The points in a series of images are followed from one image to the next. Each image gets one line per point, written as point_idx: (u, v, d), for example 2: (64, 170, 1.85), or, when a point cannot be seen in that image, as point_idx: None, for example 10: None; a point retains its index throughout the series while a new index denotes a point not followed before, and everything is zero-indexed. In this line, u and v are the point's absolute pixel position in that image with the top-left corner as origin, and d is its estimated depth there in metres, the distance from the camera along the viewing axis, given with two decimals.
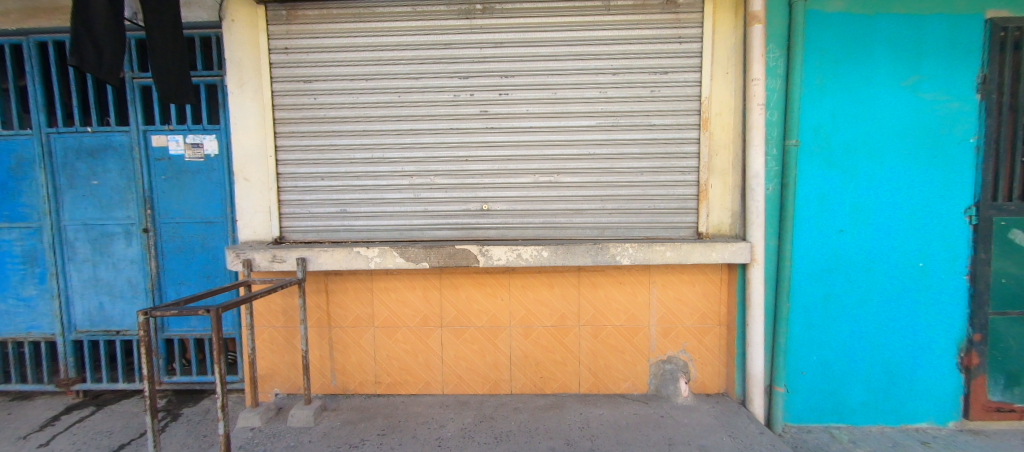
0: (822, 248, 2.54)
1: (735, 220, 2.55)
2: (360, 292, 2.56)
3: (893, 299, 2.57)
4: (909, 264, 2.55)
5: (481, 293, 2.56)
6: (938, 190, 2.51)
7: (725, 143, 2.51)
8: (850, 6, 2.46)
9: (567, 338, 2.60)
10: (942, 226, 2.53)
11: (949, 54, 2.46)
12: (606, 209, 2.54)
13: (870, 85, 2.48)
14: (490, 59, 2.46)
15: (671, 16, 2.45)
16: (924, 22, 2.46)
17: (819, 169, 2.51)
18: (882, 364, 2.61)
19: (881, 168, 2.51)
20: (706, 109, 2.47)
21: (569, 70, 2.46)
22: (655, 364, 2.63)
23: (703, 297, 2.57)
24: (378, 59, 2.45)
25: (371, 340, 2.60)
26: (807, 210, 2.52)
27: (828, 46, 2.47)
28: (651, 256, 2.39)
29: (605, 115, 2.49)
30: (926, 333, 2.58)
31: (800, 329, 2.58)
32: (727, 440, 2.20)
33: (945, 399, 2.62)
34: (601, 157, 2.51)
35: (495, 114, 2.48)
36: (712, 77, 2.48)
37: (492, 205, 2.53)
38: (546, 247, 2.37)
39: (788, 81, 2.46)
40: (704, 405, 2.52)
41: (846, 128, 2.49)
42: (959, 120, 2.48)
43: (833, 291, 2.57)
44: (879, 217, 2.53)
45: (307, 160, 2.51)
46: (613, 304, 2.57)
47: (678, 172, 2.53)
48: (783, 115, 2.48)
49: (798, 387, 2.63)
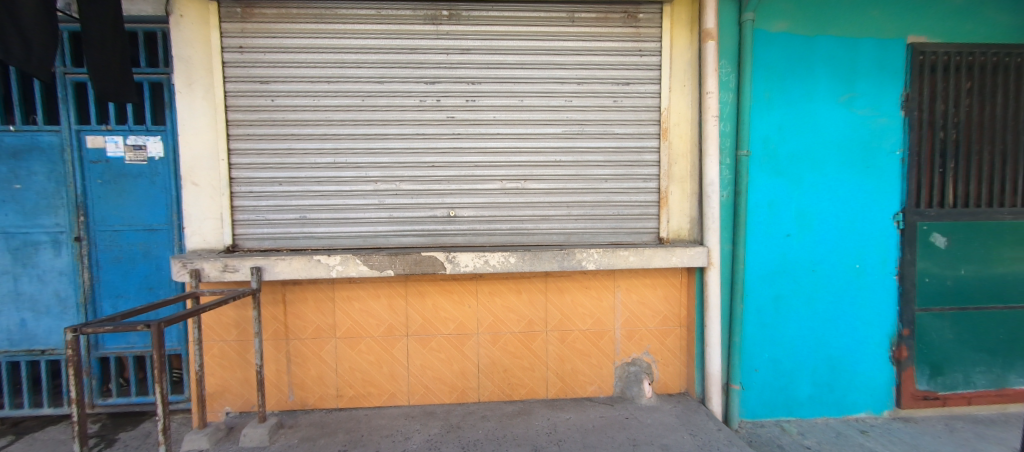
0: (771, 251, 2.71)
1: (693, 226, 2.67)
2: (321, 301, 2.46)
3: (834, 298, 2.77)
4: (847, 266, 2.76)
5: (448, 301, 2.53)
6: (870, 198, 2.75)
7: (683, 152, 2.63)
8: (792, 27, 2.66)
9: (535, 344, 2.61)
10: (874, 230, 2.77)
11: (878, 74, 2.72)
12: (572, 215, 2.59)
13: (811, 100, 2.69)
14: (457, 65, 2.45)
15: (632, 30, 2.55)
16: (856, 45, 2.70)
17: (768, 177, 2.68)
18: (825, 359, 2.80)
19: (822, 177, 2.72)
20: (665, 120, 2.58)
21: (535, 79, 2.50)
22: (620, 366, 2.69)
23: (665, 300, 2.67)
24: (341, 62, 2.39)
25: (333, 351, 2.50)
26: (757, 216, 2.68)
27: (774, 63, 2.65)
28: (615, 261, 2.45)
29: (571, 123, 2.54)
30: (862, 329, 2.80)
31: (754, 329, 2.73)
32: (687, 438, 2.28)
33: (880, 389, 2.85)
34: (567, 164, 2.56)
35: (462, 120, 2.47)
36: (671, 89, 2.60)
37: (460, 211, 2.51)
38: (514, 253, 2.38)
39: (739, 95, 2.62)
40: (667, 405, 2.61)
41: (792, 140, 2.68)
42: (887, 133, 2.73)
43: (782, 292, 2.74)
44: (821, 223, 2.73)
45: (264, 165, 2.40)
46: (580, 309, 2.61)
47: (640, 179, 2.62)
48: (735, 127, 2.64)
49: (753, 384, 2.77)
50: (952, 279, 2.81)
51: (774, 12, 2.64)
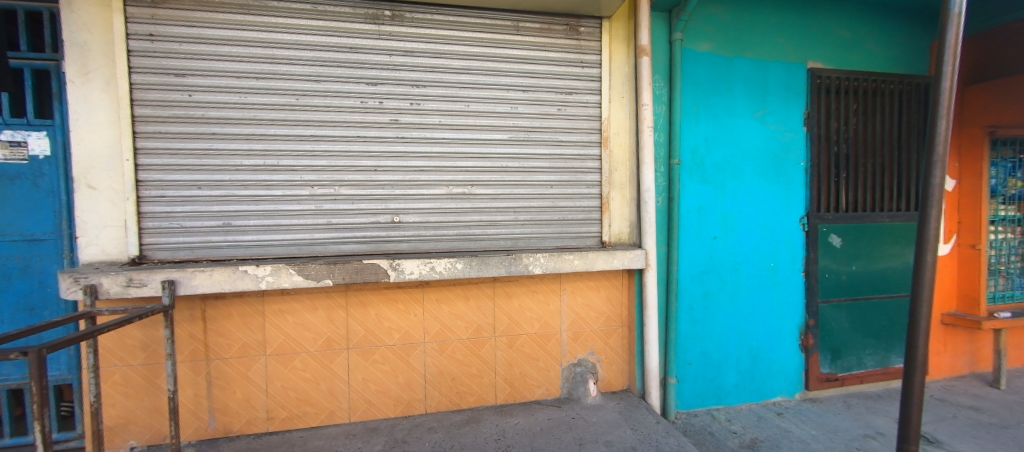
0: (701, 253, 2.93)
1: (632, 230, 2.81)
2: (248, 316, 2.25)
3: (754, 294, 3.06)
4: (764, 264, 3.07)
5: (392, 310, 2.43)
6: (781, 203, 3.09)
7: (623, 160, 2.77)
8: (715, 48, 2.92)
9: (483, 350, 2.59)
10: (784, 232, 3.10)
11: (785, 94, 3.07)
12: (519, 221, 2.62)
13: (731, 115, 2.96)
14: (400, 67, 2.39)
15: (573, 42, 2.65)
16: (767, 67, 3.03)
17: (697, 185, 2.90)
18: (748, 350, 3.08)
19: (742, 185, 3.00)
20: (606, 129, 2.71)
21: (481, 84, 2.51)
22: (567, 368, 2.75)
23: (608, 302, 2.77)
24: (272, 58, 2.22)
25: (263, 370, 2.29)
26: (689, 220, 2.89)
27: (700, 80, 2.89)
28: (561, 265, 2.52)
29: (517, 129, 2.58)
30: (777, 321, 3.12)
31: (687, 325, 2.93)
32: (630, 432, 2.38)
33: (792, 375, 3.19)
34: (513, 170, 2.59)
35: (406, 124, 2.41)
36: (610, 100, 2.73)
37: (404, 217, 2.43)
38: (460, 259, 2.35)
39: (670, 107, 2.82)
40: (611, 402, 2.71)
41: (716, 150, 2.94)
42: (793, 146, 3.09)
43: (711, 290, 2.97)
44: (742, 226, 3.01)
45: (179, 166, 2.16)
46: (527, 313, 2.64)
47: (583, 185, 2.71)
48: (668, 137, 2.83)
49: (687, 377, 2.97)
50: (846, 274, 3.23)
51: (699, 34, 2.89)
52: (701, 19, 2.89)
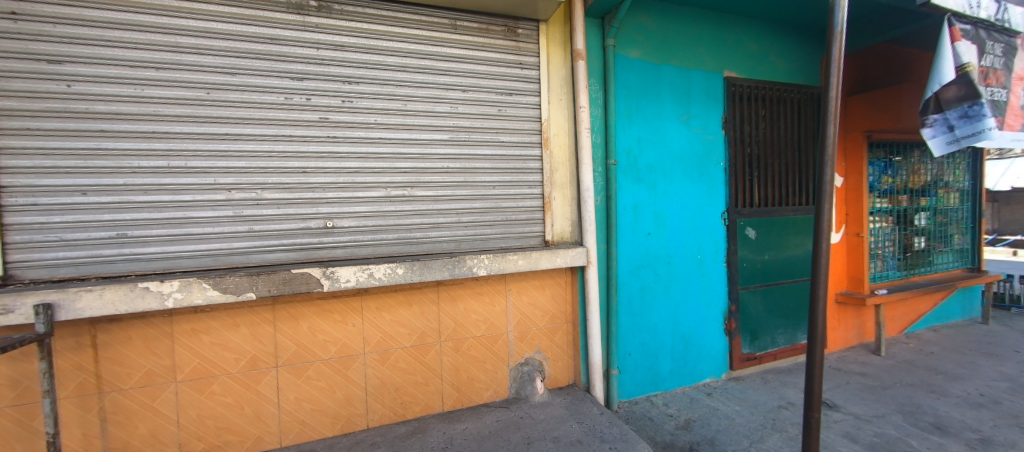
0: (637, 248, 3.09)
1: (574, 228, 2.88)
2: (153, 339, 1.98)
3: (684, 285, 3.29)
4: (692, 257, 3.31)
5: (327, 322, 2.27)
6: (705, 200, 3.35)
7: (563, 161, 2.83)
8: (644, 55, 3.09)
9: (429, 357, 2.51)
10: (708, 226, 3.37)
11: (706, 99, 3.33)
12: (462, 222, 2.58)
13: (660, 119, 3.16)
14: (329, 62, 2.24)
15: (512, 43, 2.67)
16: (690, 74, 3.27)
17: (632, 184, 3.06)
18: (680, 337, 3.30)
19: (671, 184, 3.22)
20: (546, 130, 2.76)
21: (419, 83, 2.43)
22: (514, 368, 2.75)
23: (552, 300, 2.82)
24: (176, 46, 1.98)
25: (172, 399, 2.03)
26: (625, 218, 3.04)
27: (632, 85, 3.05)
28: (505, 266, 2.52)
29: (457, 130, 2.54)
30: (705, 308, 3.39)
31: (627, 317, 3.07)
32: (576, 426, 2.44)
33: (718, 357, 3.48)
34: (454, 171, 2.54)
35: (338, 122, 2.27)
36: (549, 101, 2.78)
37: (338, 221, 2.29)
38: (401, 264, 2.26)
39: (605, 110, 2.94)
40: (558, 398, 2.76)
41: (648, 152, 3.12)
42: (714, 148, 3.37)
43: (647, 283, 3.14)
44: (672, 222, 3.23)
45: (58, 168, 1.84)
46: (473, 315, 2.60)
47: (525, 186, 2.73)
48: (604, 138, 2.95)
49: (627, 367, 3.12)
50: (760, 263, 3.60)
51: (630, 41, 3.04)
52: (631, 26, 3.04)
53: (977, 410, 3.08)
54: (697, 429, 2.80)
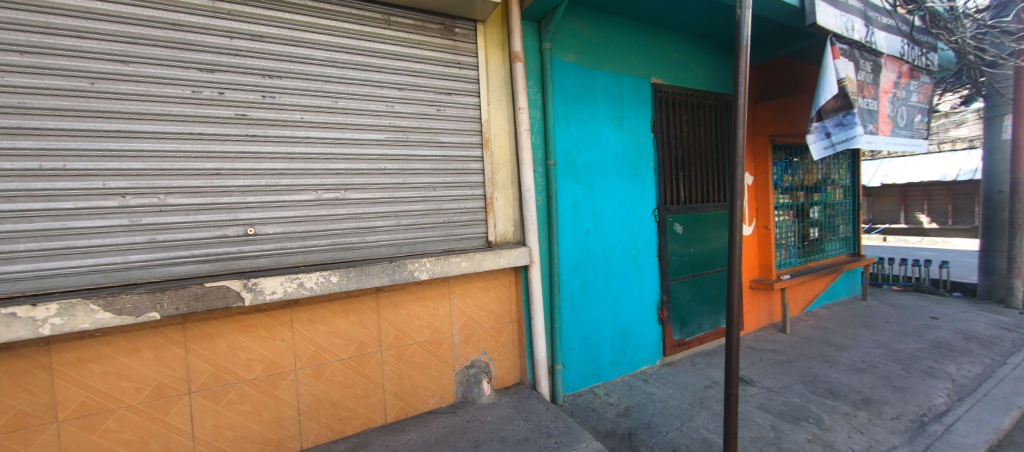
0: (577, 245, 3.20)
1: (516, 228, 2.91)
2: (25, 374, 1.66)
3: (621, 279, 3.47)
4: (627, 253, 3.50)
5: (251, 338, 2.07)
6: (638, 198, 3.56)
7: (503, 161, 2.85)
8: (579, 59, 3.21)
9: (369, 367, 2.39)
10: (641, 223, 3.59)
11: (636, 103, 3.54)
12: (401, 225, 2.48)
13: (595, 121, 3.30)
14: (245, 54, 2.04)
15: (449, 42, 2.62)
16: (622, 80, 3.45)
17: (571, 183, 3.16)
18: (619, 329, 3.48)
19: (607, 183, 3.37)
20: (486, 131, 2.75)
21: (351, 80, 2.31)
22: (460, 371, 2.71)
23: (497, 300, 2.83)
24: (49, 27, 1.69)
25: (54, 442, 1.72)
26: (565, 217, 3.13)
27: (568, 88, 3.15)
28: (448, 268, 2.47)
29: (394, 129, 2.44)
30: (640, 300, 3.60)
31: (569, 313, 3.17)
32: (522, 424, 2.47)
33: (653, 345, 3.71)
34: (392, 173, 2.44)
35: (258, 120, 2.07)
36: (489, 102, 2.78)
37: (261, 227, 2.09)
38: (335, 272, 2.13)
39: (544, 111, 3.00)
40: (504, 398, 2.77)
41: (585, 153, 3.24)
42: (645, 149, 3.60)
43: (587, 279, 3.27)
44: (609, 220, 3.38)
45: None
46: (416, 321, 2.52)
47: (466, 187, 2.70)
48: (543, 140, 3.00)
49: (571, 362, 3.21)
50: (686, 255, 3.91)
51: (565, 45, 3.14)
52: (566, 31, 3.14)
53: (860, 374, 3.59)
54: (636, 415, 2.96)
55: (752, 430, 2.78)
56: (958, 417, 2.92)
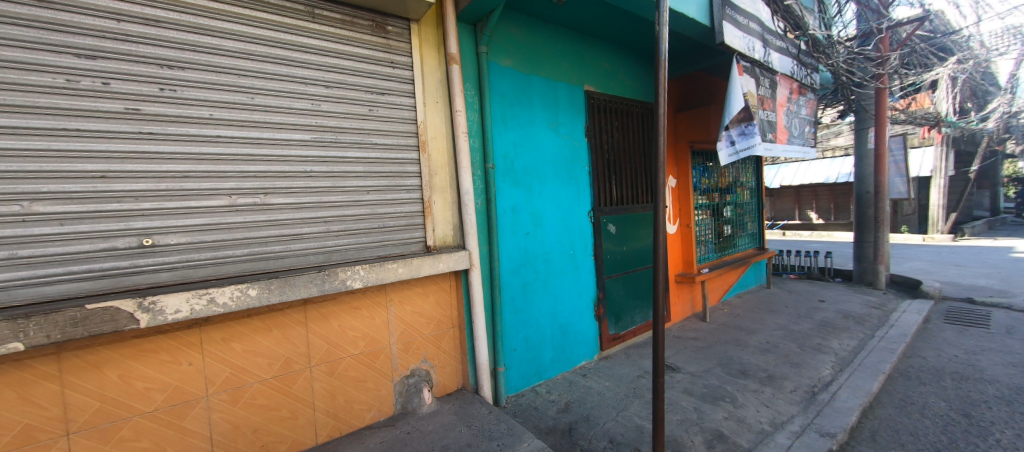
0: (517, 247, 3.24)
1: (456, 232, 2.87)
2: None
3: (559, 279, 3.57)
4: (565, 253, 3.62)
5: (151, 364, 1.82)
6: (574, 200, 3.70)
7: (441, 164, 2.79)
8: (515, 64, 3.26)
9: (297, 386, 2.21)
10: (578, 223, 3.73)
11: (571, 109, 3.68)
12: (331, 231, 2.33)
13: (532, 125, 3.37)
14: (138, 40, 1.80)
15: (381, 40, 2.52)
16: (557, 86, 3.57)
17: (510, 187, 3.20)
18: (559, 327, 3.58)
19: (545, 186, 3.45)
20: (422, 133, 2.68)
21: (270, 75, 2.13)
22: (399, 382, 2.61)
23: (436, 306, 2.76)
24: None
25: None
26: (505, 219, 3.15)
27: (505, 92, 3.19)
28: (383, 275, 2.36)
29: (321, 129, 2.29)
30: (578, 298, 3.74)
31: (510, 315, 3.19)
32: (465, 430, 2.44)
33: (590, 341, 3.87)
34: (320, 176, 2.29)
35: (156, 116, 1.83)
36: (425, 104, 2.72)
37: (162, 237, 1.85)
38: (255, 284, 1.94)
39: (481, 114, 3.00)
40: (446, 406, 2.71)
41: (522, 156, 3.30)
42: (579, 153, 3.75)
43: (527, 281, 3.32)
44: (547, 222, 3.47)
45: None
46: (350, 333, 2.38)
47: (403, 190, 2.61)
48: (481, 143, 3.00)
49: (513, 363, 3.24)
50: (619, 254, 4.14)
51: (501, 50, 3.17)
52: (502, 36, 3.17)
53: (766, 354, 4.06)
54: (576, 410, 3.06)
55: (679, 413, 3.01)
56: (841, 386, 3.41)
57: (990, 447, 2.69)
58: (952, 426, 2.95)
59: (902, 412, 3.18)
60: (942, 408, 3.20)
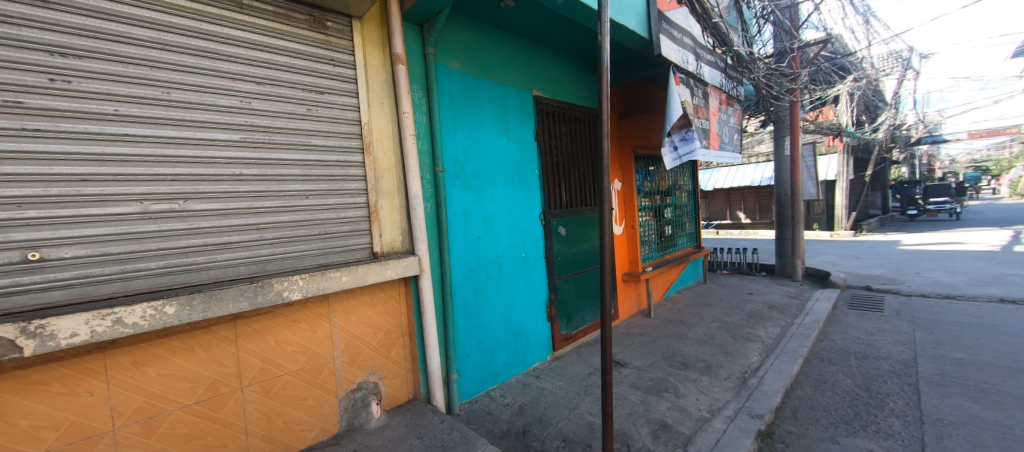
0: (468, 251, 3.20)
1: (405, 237, 2.77)
2: None
3: (511, 281, 3.58)
4: (517, 256, 3.64)
5: (40, 398, 1.57)
6: (525, 203, 3.73)
7: (388, 168, 2.69)
8: (463, 67, 3.23)
9: (225, 410, 2.02)
10: (529, 226, 3.77)
11: (520, 113, 3.72)
12: (265, 240, 2.16)
13: (482, 129, 3.36)
14: (22, 23, 1.55)
15: (319, 36, 2.39)
16: (505, 90, 3.59)
17: (460, 190, 3.16)
18: (512, 330, 3.58)
19: (495, 189, 3.45)
20: (367, 135, 2.57)
21: (189, 68, 1.93)
22: (345, 397, 2.46)
23: (384, 315, 2.65)
24: None
25: None
26: (455, 223, 3.11)
27: (454, 95, 3.15)
28: (326, 285, 2.22)
29: (253, 129, 2.11)
30: (530, 299, 3.77)
31: (462, 320, 3.15)
32: (416, 443, 2.36)
33: (543, 342, 3.92)
34: (251, 179, 2.11)
35: (45, 111, 1.59)
36: (369, 105, 2.61)
37: (53, 250, 1.60)
38: (172, 301, 1.74)
39: (430, 117, 2.94)
40: (396, 418, 2.60)
41: (472, 160, 3.27)
42: (529, 157, 3.79)
43: (479, 285, 3.29)
44: (499, 225, 3.47)
45: None
46: (287, 348, 2.21)
47: (346, 194, 2.48)
48: (430, 145, 2.94)
49: (466, 369, 3.19)
50: (569, 255, 4.24)
51: (449, 52, 3.13)
52: (449, 38, 3.14)
53: (704, 345, 4.35)
54: (529, 412, 3.08)
55: (627, 407, 3.13)
56: (767, 370, 3.74)
57: (886, 415, 3.08)
58: (857, 399, 3.34)
59: (817, 390, 3.54)
60: (849, 384, 3.61)
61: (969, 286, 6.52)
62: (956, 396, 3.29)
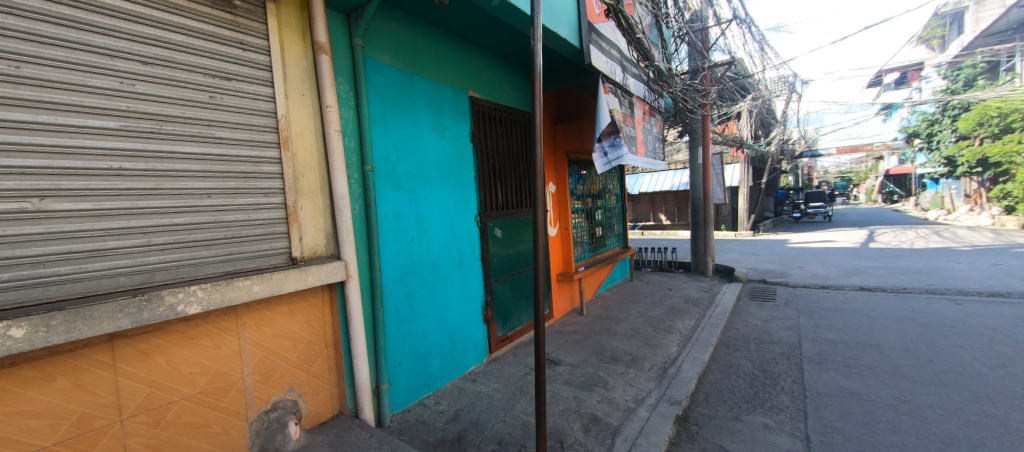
0: (400, 255, 3.06)
1: (329, 240, 2.57)
2: None
3: (446, 285, 3.50)
4: (452, 258, 3.55)
5: None
6: (461, 205, 3.67)
7: (310, 165, 2.47)
8: (395, 62, 3.09)
9: (99, 447, 1.70)
10: (465, 228, 3.72)
11: (456, 113, 3.65)
12: (154, 246, 1.85)
13: (416, 128, 3.24)
14: None
15: (226, 15, 2.12)
16: (440, 89, 3.50)
17: (392, 191, 3.01)
18: (447, 335, 3.49)
19: (430, 190, 3.35)
20: (284, 129, 2.33)
21: (48, 39, 1.60)
22: (256, 419, 2.21)
23: (304, 326, 2.43)
24: None
25: None
26: (386, 225, 2.96)
27: (384, 90, 3.00)
28: (232, 295, 1.97)
29: (140, 117, 1.82)
30: (466, 302, 3.71)
31: (394, 327, 2.99)
32: None
33: (479, 344, 3.88)
34: (138, 174, 1.81)
35: None
36: (287, 95, 2.37)
37: None
38: (20, 322, 1.42)
39: (358, 112, 2.76)
40: (318, 438, 2.40)
41: (405, 159, 3.14)
42: (465, 158, 3.74)
43: (412, 289, 3.17)
44: (433, 227, 3.37)
45: None
46: (184, 370, 1.92)
47: (259, 194, 2.23)
48: (358, 143, 2.76)
49: (398, 378, 3.04)
50: (506, 257, 4.25)
51: (379, 45, 2.98)
52: (379, 31, 2.97)
53: (630, 339, 4.63)
54: (464, 417, 3.02)
55: (560, 404, 3.21)
56: (684, 359, 4.08)
57: (778, 392, 3.51)
58: (756, 380, 3.77)
59: (725, 374, 3.94)
60: (750, 367, 4.07)
61: (839, 277, 7.73)
62: (830, 371, 3.86)
